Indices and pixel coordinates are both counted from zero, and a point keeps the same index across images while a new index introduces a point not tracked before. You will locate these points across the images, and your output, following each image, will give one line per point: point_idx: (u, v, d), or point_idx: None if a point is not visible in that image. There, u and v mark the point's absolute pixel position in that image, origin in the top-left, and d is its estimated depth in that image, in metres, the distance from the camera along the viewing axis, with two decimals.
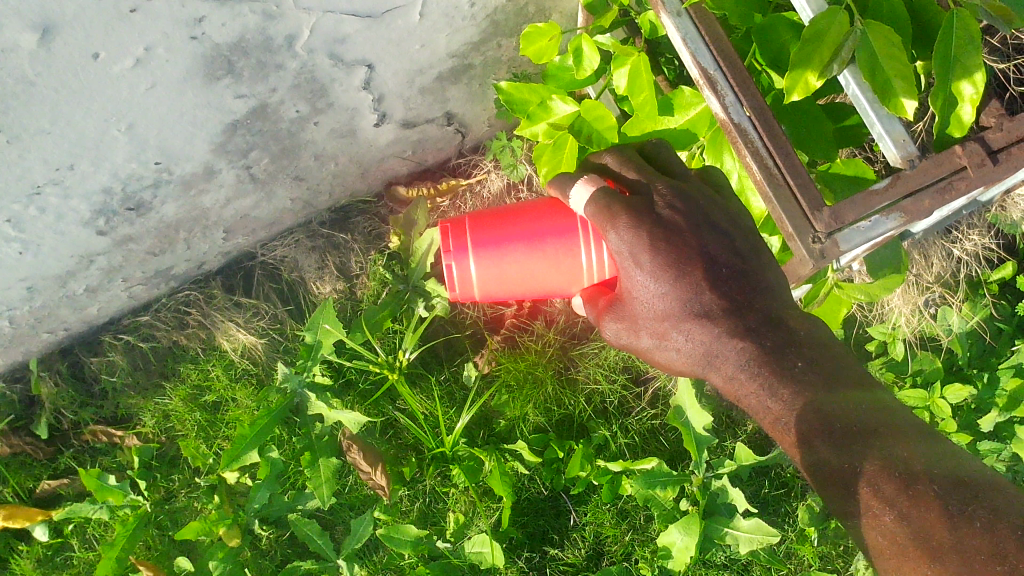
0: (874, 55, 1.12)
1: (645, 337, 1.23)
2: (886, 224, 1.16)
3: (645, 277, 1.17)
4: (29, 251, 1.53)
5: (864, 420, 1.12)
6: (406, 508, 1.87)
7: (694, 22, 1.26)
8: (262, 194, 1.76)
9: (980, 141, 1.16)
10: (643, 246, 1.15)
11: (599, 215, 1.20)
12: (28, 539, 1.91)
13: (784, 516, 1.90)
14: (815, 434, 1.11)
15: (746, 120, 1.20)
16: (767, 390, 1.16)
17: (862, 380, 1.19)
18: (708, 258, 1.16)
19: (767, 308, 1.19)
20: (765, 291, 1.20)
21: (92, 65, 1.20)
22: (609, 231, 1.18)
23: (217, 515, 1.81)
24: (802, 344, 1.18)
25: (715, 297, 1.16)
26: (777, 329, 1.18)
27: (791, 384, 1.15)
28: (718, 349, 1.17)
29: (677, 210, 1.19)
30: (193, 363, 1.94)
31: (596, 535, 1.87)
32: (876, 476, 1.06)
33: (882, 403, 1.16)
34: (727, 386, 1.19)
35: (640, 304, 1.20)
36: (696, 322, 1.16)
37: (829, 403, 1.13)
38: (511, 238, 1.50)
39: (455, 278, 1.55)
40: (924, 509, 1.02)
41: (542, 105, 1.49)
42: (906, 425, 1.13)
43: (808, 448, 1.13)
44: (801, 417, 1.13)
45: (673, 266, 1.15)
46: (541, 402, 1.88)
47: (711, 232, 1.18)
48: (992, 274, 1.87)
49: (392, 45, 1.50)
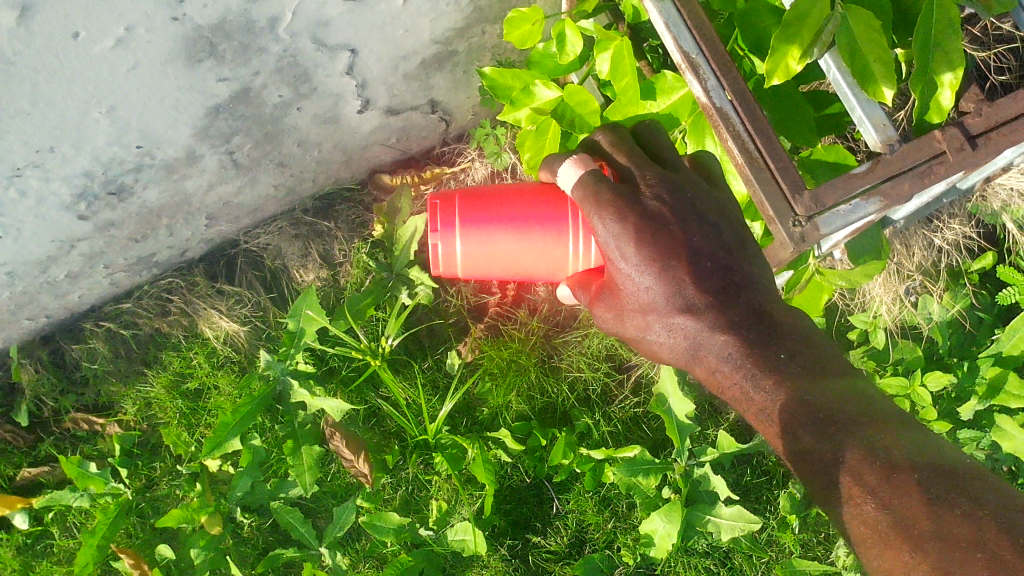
0: (853, 38, 1.12)
1: (631, 328, 1.24)
2: (866, 208, 1.16)
3: (630, 269, 1.15)
4: (9, 235, 1.53)
5: (848, 413, 1.12)
6: (389, 496, 1.87)
7: (676, 6, 1.25)
8: (245, 180, 1.76)
9: (959, 126, 1.14)
10: (630, 239, 1.13)
11: (586, 201, 1.16)
12: (9, 527, 1.90)
13: (765, 503, 1.90)
14: (798, 424, 1.13)
15: (728, 105, 1.20)
16: (749, 381, 1.18)
17: (842, 371, 1.20)
18: (691, 252, 1.15)
19: (753, 300, 1.19)
20: (751, 285, 1.20)
21: (72, 45, 1.20)
22: (596, 220, 1.16)
23: (199, 503, 1.80)
24: (783, 335, 1.20)
25: (698, 292, 1.16)
26: (759, 322, 1.20)
27: (773, 375, 1.17)
28: (702, 342, 1.19)
29: (663, 201, 1.15)
30: (175, 351, 1.93)
31: (578, 523, 1.87)
32: (858, 464, 1.07)
33: (865, 395, 1.17)
34: (710, 376, 1.22)
35: (626, 295, 1.20)
36: (680, 317, 1.17)
37: (811, 394, 1.15)
38: (499, 218, 1.47)
39: (440, 255, 1.53)
40: (904, 498, 1.02)
41: (525, 89, 1.48)
42: (888, 417, 1.14)
43: (791, 438, 1.14)
44: (783, 409, 1.16)
45: (659, 260, 1.13)
46: (524, 390, 1.88)
47: (697, 219, 1.17)
48: (973, 264, 1.88)
49: (375, 30, 1.49)
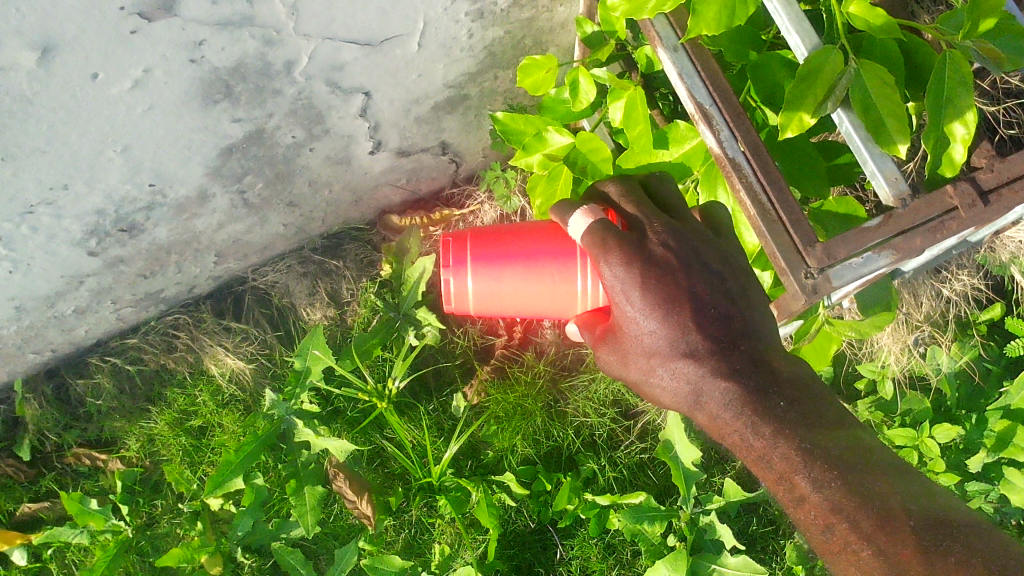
0: (868, 94, 1.14)
1: (633, 372, 1.21)
2: (878, 261, 1.16)
3: (636, 314, 1.14)
4: (19, 270, 1.53)
5: (840, 457, 1.11)
6: (392, 538, 1.86)
7: (690, 57, 1.27)
8: (255, 219, 1.76)
9: (971, 182, 1.16)
10: (635, 283, 1.13)
11: (593, 248, 1.16)
12: (7, 563, 1.88)
13: (772, 553, 1.89)
14: (795, 471, 1.10)
15: (741, 155, 1.21)
16: (748, 428, 1.14)
17: (843, 421, 1.18)
18: (694, 298, 1.14)
19: (753, 349, 1.16)
20: (753, 332, 1.17)
21: (90, 86, 1.21)
22: (604, 264, 1.16)
23: (200, 542, 1.78)
24: (783, 383, 1.16)
25: (701, 338, 1.13)
26: (761, 368, 1.16)
27: (772, 422, 1.13)
28: (702, 388, 1.15)
29: (670, 247, 1.16)
30: (179, 388, 1.92)
31: (582, 570, 1.85)
32: (854, 512, 1.06)
33: (859, 441, 1.15)
34: (711, 424, 1.17)
35: (630, 339, 1.18)
36: (683, 362, 1.14)
37: (810, 442, 1.12)
38: (509, 257, 1.47)
39: (451, 292, 1.53)
40: (900, 544, 1.03)
41: (537, 135, 1.48)
42: (879, 460, 1.13)
43: (787, 486, 1.11)
44: (783, 456, 1.11)
45: (664, 306, 1.13)
46: (529, 433, 1.87)
47: (699, 271, 1.15)
48: (981, 314, 1.88)
49: (389, 73, 1.50)
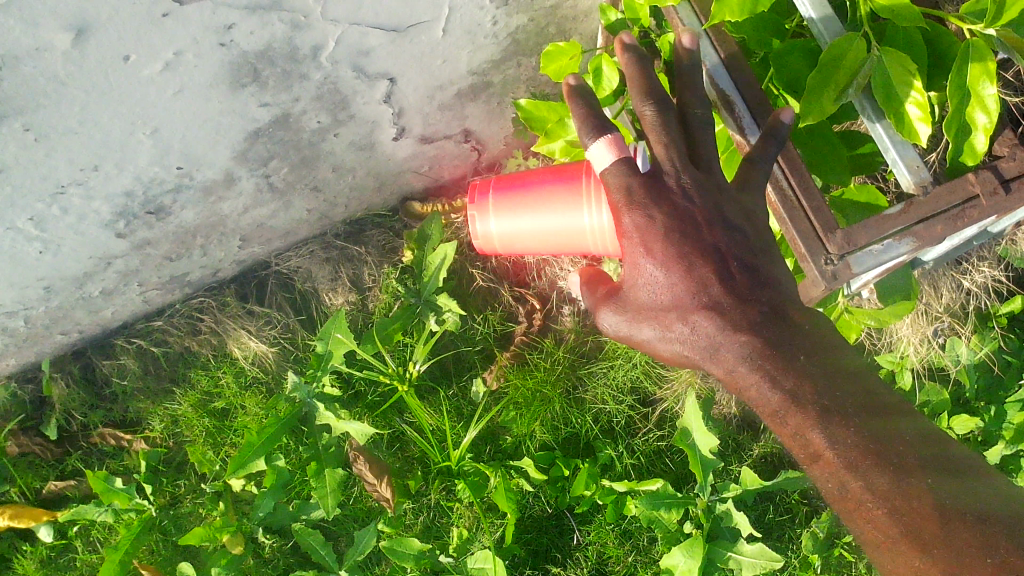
0: (889, 81, 1.14)
1: (648, 327, 1.18)
2: (899, 248, 1.18)
3: (655, 265, 1.14)
4: (49, 250, 1.55)
5: (857, 415, 1.09)
6: (410, 521, 1.89)
7: (713, 45, 1.27)
8: (280, 204, 1.78)
9: (993, 170, 1.18)
10: (657, 233, 1.13)
11: (618, 189, 1.14)
12: (34, 539, 1.92)
13: (787, 541, 1.89)
14: (811, 426, 1.08)
15: (763, 143, 1.23)
16: (768, 381, 1.10)
17: (876, 389, 1.14)
18: (716, 251, 1.13)
19: (773, 302, 1.14)
20: (774, 286, 1.16)
21: (122, 68, 1.23)
22: (625, 212, 1.15)
23: (222, 522, 1.81)
24: (804, 334, 1.14)
25: (723, 290, 1.13)
26: (779, 322, 1.14)
27: (790, 376, 1.10)
28: (720, 343, 1.13)
29: (694, 199, 1.14)
30: (203, 370, 1.95)
31: (599, 555, 1.87)
32: (871, 469, 1.06)
33: (872, 391, 1.13)
34: (728, 379, 1.15)
35: (647, 293, 1.17)
36: (703, 314, 1.12)
37: (828, 399, 1.09)
38: (529, 194, 1.61)
39: (475, 228, 1.70)
40: (916, 502, 1.04)
41: (560, 121, 1.50)
42: (890, 411, 1.13)
43: (803, 442, 1.09)
44: (798, 410, 1.09)
45: (686, 257, 1.12)
46: (549, 419, 1.89)
47: (723, 224, 1.14)
48: (1001, 307, 1.86)
49: (414, 59, 1.52)
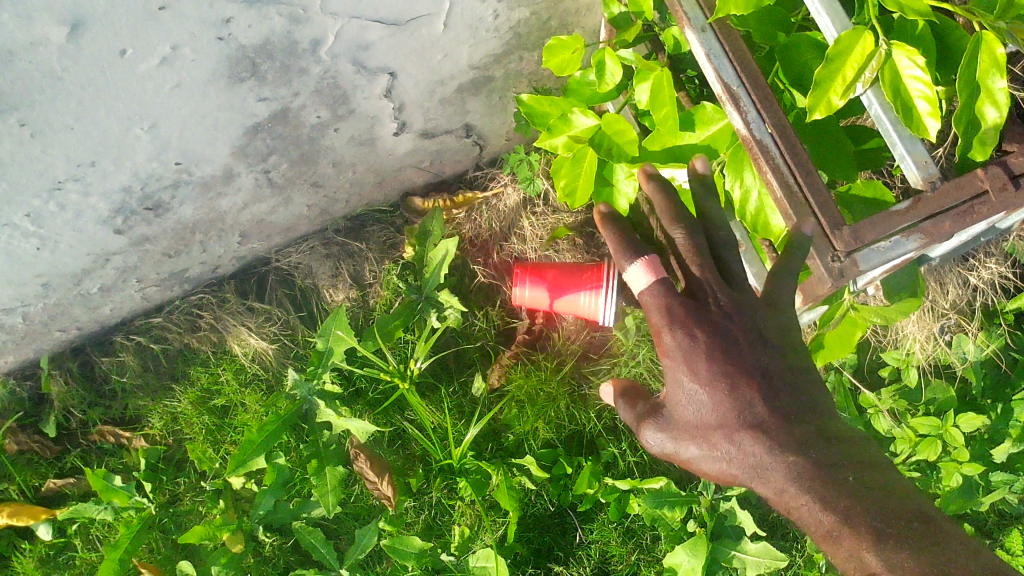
0: (898, 77, 1.14)
1: (693, 448, 1.15)
2: (907, 245, 1.16)
3: (698, 386, 1.13)
4: (46, 247, 1.54)
5: (899, 532, 1.03)
6: (412, 519, 1.86)
7: (718, 38, 1.25)
8: (279, 200, 1.77)
9: (1002, 165, 1.16)
10: (701, 355, 1.13)
11: (659, 314, 1.16)
12: (33, 537, 1.90)
13: (792, 541, 1.87)
14: (864, 545, 1.03)
15: (768, 138, 1.20)
16: (816, 502, 1.07)
17: (926, 514, 1.08)
18: (761, 373, 1.14)
19: (818, 420, 1.14)
20: (812, 403, 1.16)
21: (119, 63, 1.21)
22: (666, 333, 1.16)
23: (222, 520, 1.80)
24: (845, 452, 1.11)
25: (766, 410, 1.12)
26: (825, 440, 1.12)
27: (839, 496, 1.06)
28: (766, 464, 1.10)
29: (733, 317, 1.16)
30: (203, 367, 1.93)
31: (602, 554, 1.85)
32: (895, 555, 1.01)
33: (902, 493, 1.09)
34: (775, 498, 1.11)
35: (689, 415, 1.15)
36: (749, 435, 1.10)
37: (877, 517, 1.04)
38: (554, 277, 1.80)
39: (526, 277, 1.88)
40: (914, 561, 1.01)
41: (562, 117, 1.47)
42: (924, 512, 1.08)
43: (857, 563, 1.03)
44: (851, 531, 1.04)
45: (729, 376, 1.12)
46: (552, 417, 1.86)
47: (762, 345, 1.16)
48: (1007, 304, 1.84)
49: (415, 54, 1.50)
